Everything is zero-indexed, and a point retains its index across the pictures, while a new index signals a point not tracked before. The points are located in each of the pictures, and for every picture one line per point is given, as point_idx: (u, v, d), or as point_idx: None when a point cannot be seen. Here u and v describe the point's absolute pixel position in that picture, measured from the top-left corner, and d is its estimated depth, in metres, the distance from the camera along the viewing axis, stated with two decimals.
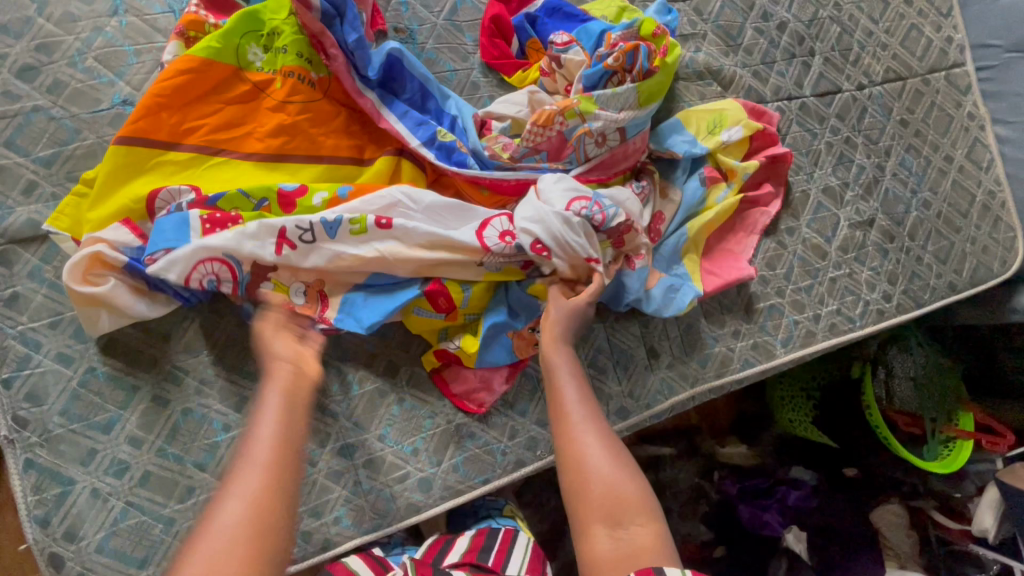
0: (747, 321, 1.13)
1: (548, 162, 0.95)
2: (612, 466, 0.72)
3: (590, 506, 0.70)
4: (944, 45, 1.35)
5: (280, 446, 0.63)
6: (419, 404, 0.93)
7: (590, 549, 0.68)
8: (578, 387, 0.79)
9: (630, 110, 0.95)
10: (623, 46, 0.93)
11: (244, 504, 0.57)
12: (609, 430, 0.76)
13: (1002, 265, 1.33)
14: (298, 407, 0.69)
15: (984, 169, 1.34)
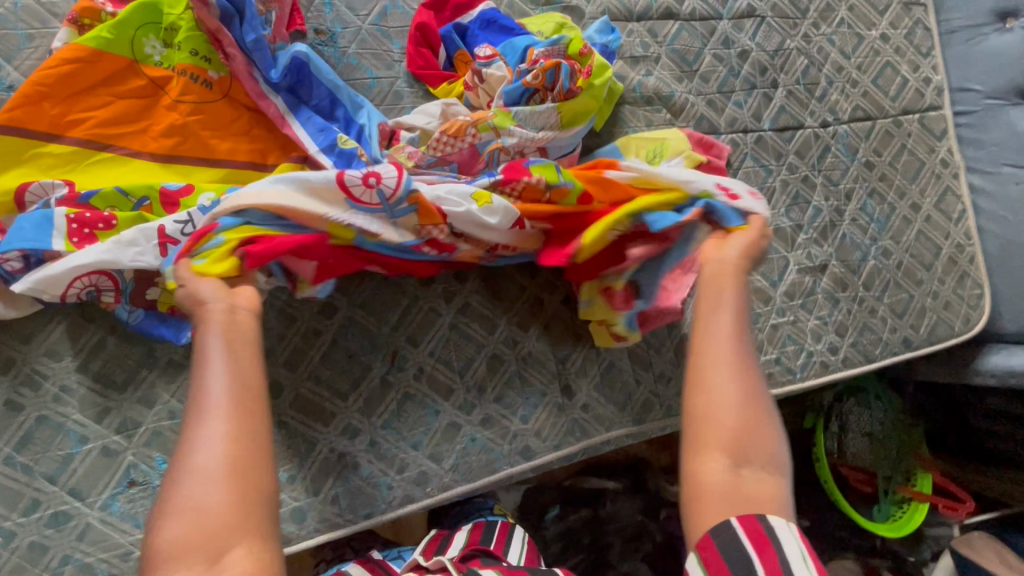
0: (675, 365, 1.07)
1: (458, 174, 0.90)
2: (747, 408, 0.66)
3: (715, 440, 0.65)
4: (921, 86, 1.27)
5: (237, 386, 0.61)
6: (301, 429, 0.88)
7: (702, 476, 0.63)
8: (733, 319, 0.72)
9: (551, 131, 0.91)
10: (544, 63, 0.89)
11: (224, 441, 0.57)
12: (751, 372, 0.70)
13: (965, 324, 1.25)
14: (244, 347, 0.65)
15: (954, 221, 1.26)
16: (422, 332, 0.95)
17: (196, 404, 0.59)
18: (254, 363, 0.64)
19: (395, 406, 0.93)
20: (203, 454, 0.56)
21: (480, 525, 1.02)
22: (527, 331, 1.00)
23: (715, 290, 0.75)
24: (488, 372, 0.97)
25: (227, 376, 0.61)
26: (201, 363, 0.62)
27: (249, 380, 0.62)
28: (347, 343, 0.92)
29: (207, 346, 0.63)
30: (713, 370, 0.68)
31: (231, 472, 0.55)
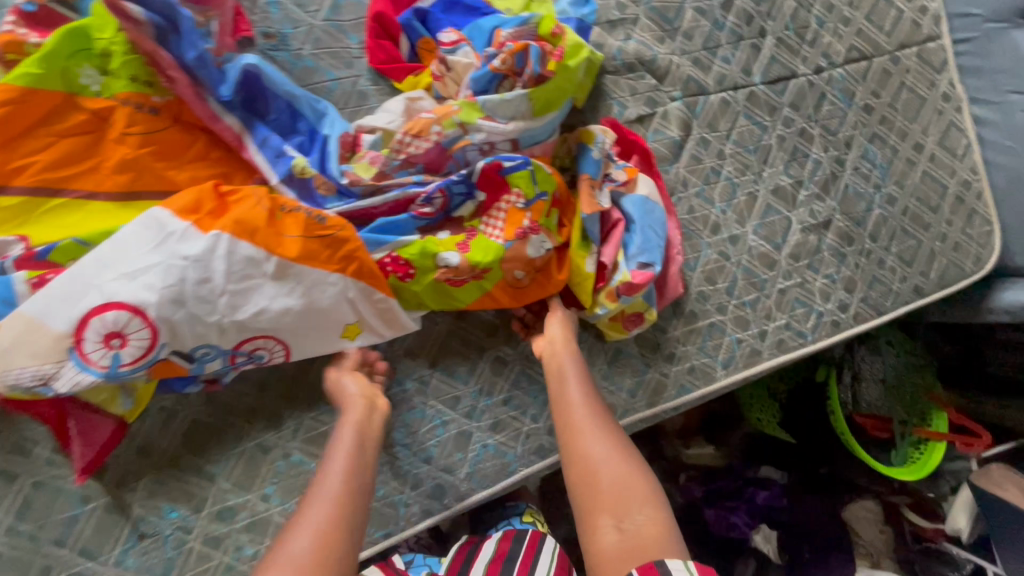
0: (683, 344, 1.04)
1: (425, 175, 0.85)
2: (619, 461, 0.75)
3: (598, 497, 0.72)
4: (918, 16, 1.19)
5: (347, 481, 0.70)
6: (308, 458, 0.85)
7: (597, 542, 0.68)
8: (583, 394, 0.84)
9: (522, 120, 0.86)
10: (511, 46, 0.82)
11: (311, 532, 0.63)
12: (618, 433, 0.80)
13: (976, 264, 1.21)
14: (371, 454, 0.76)
15: (960, 157, 1.21)
16: (420, 345, 0.92)
17: (311, 493, 0.69)
18: (369, 460, 0.75)
19: (402, 420, 0.90)
20: (296, 538, 0.63)
21: (509, 534, 0.99)
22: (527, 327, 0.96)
23: (557, 372, 0.87)
24: (493, 375, 0.94)
25: (342, 469, 0.71)
26: (332, 453, 0.74)
27: (357, 478, 0.71)
28: (343, 364, 0.88)
29: (341, 436, 0.76)
30: (578, 438, 0.79)
31: (317, 556, 0.61)
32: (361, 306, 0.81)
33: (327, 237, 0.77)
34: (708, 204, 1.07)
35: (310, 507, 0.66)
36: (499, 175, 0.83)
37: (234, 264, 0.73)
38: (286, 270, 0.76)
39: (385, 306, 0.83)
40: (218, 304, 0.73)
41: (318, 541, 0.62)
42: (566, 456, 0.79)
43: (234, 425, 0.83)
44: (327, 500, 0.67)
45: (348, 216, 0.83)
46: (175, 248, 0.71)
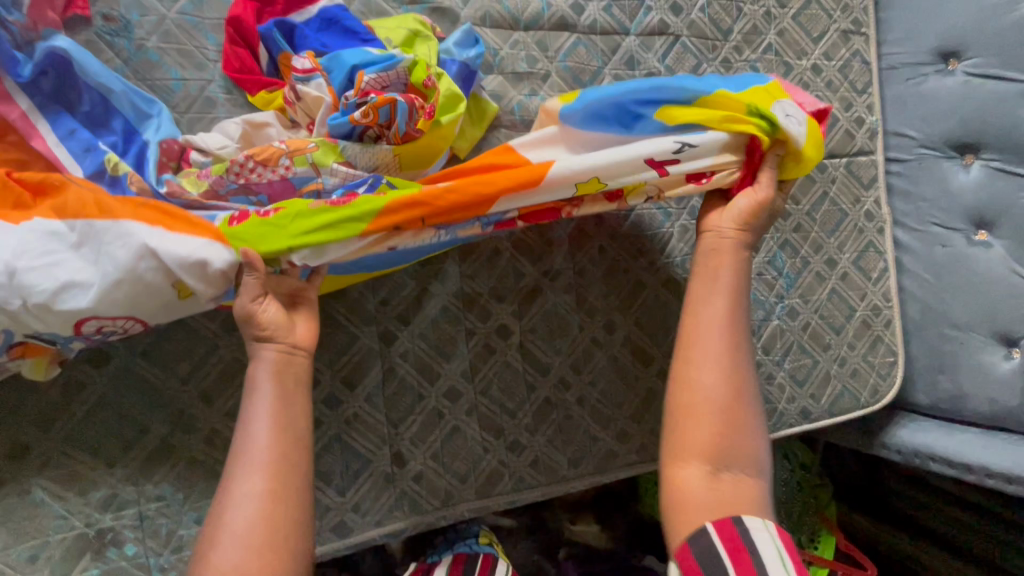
0: (531, 433, 0.95)
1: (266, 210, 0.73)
2: (731, 400, 0.67)
3: (698, 435, 0.65)
4: (853, 127, 1.13)
5: (276, 436, 0.61)
6: (50, 499, 0.74)
7: (681, 479, 0.64)
8: (727, 307, 0.71)
9: (386, 174, 0.74)
10: (376, 96, 0.70)
11: (257, 498, 0.58)
12: (745, 364, 0.70)
13: (873, 395, 1.14)
14: (293, 387, 0.65)
15: (873, 280, 1.14)
16: (219, 388, 0.80)
17: (237, 455, 0.60)
18: (301, 406, 0.64)
19: (179, 471, 0.78)
20: (240, 502, 0.57)
21: (461, 557, 0.99)
22: (352, 389, 0.87)
23: (708, 273, 0.74)
24: None
25: (270, 424, 0.61)
26: (249, 401, 0.62)
27: (290, 431, 0.62)
28: (119, 398, 0.77)
29: (256, 387, 0.63)
30: (705, 362, 0.69)
31: (261, 529, 0.57)
32: (164, 246, 0.63)
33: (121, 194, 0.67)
34: (591, 284, 0.98)
35: (239, 478, 0.59)
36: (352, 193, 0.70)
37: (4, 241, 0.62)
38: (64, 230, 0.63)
39: (207, 254, 0.64)
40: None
41: (260, 512, 0.57)
42: (674, 369, 0.70)
43: None
44: (256, 467, 0.59)
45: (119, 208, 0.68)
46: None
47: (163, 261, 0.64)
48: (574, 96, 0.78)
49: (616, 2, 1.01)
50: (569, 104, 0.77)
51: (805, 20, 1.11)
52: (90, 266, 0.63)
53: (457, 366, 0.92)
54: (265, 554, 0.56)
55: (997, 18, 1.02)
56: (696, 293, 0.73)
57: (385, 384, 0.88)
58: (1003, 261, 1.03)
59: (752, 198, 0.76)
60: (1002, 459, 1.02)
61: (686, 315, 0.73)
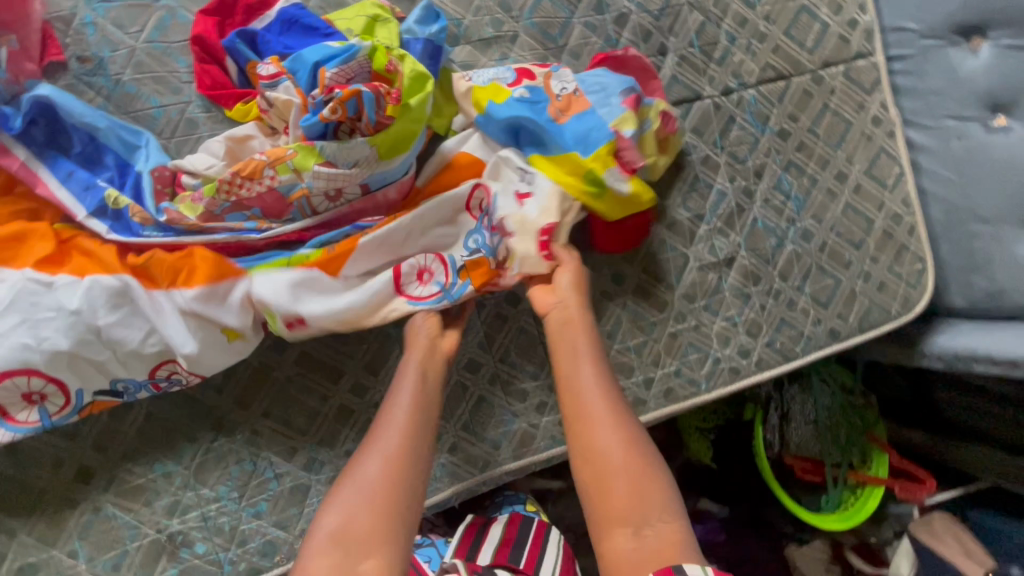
0: (556, 392, 0.96)
1: (263, 219, 0.77)
2: (623, 453, 0.68)
3: (608, 503, 0.66)
4: (846, 30, 1.08)
5: (414, 408, 0.71)
6: (120, 512, 0.81)
7: (612, 549, 0.64)
8: (594, 373, 0.75)
9: (368, 166, 0.76)
10: (341, 91, 0.71)
11: (385, 458, 0.65)
12: (631, 418, 0.72)
13: (904, 305, 1.10)
14: (432, 379, 0.75)
15: (890, 187, 1.09)
16: (252, 391, 0.85)
17: (378, 422, 0.70)
18: (434, 394, 0.75)
19: (231, 472, 0.84)
20: (366, 462, 0.65)
21: (516, 518, 1.04)
22: (376, 374, 0.89)
23: (569, 349, 0.78)
24: (336, 425, 0.88)
25: (411, 398, 0.72)
26: (395, 384, 0.74)
27: (422, 409, 0.72)
28: (163, 413, 0.83)
29: (406, 370, 0.75)
30: (603, 424, 0.70)
31: (388, 482, 0.64)
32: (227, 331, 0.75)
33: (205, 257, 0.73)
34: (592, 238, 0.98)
35: (377, 437, 0.68)
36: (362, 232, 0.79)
37: (94, 301, 0.71)
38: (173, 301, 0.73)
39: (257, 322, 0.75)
40: (85, 337, 0.71)
41: (386, 467, 0.65)
42: (574, 448, 0.71)
43: (39, 476, 0.79)
44: (394, 430, 0.69)
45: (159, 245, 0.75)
46: (41, 303, 0.70)
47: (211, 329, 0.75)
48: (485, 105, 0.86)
49: None
50: (481, 112, 0.86)
51: None
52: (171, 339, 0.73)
53: (473, 339, 0.94)
54: (384, 501, 0.62)
55: None
56: (564, 368, 0.77)
57: None
58: None
59: (570, 271, 0.82)
60: None
61: (563, 396, 0.75)
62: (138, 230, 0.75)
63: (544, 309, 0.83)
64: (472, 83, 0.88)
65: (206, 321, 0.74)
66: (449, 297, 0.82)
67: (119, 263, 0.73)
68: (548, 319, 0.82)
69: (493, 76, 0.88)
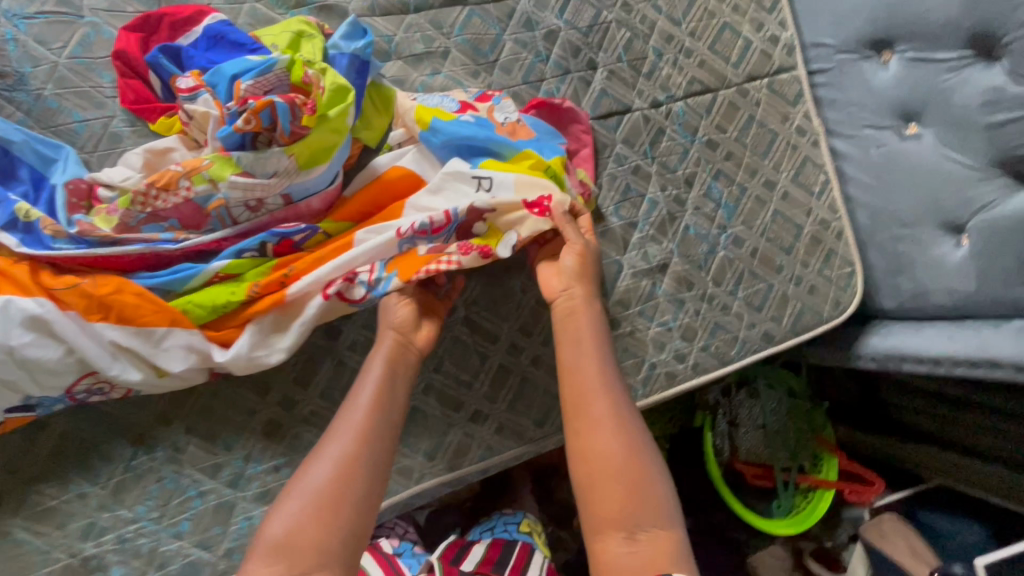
0: (491, 401, 0.96)
1: (182, 230, 0.77)
2: (625, 456, 0.70)
3: (602, 509, 0.67)
4: (768, 46, 1.13)
5: (373, 410, 0.71)
6: (30, 536, 0.78)
7: (605, 552, 0.66)
8: (603, 370, 0.77)
9: (287, 176, 0.77)
10: (254, 102, 0.72)
11: (333, 462, 0.65)
12: (636, 423, 0.74)
13: (835, 308, 1.13)
14: (400, 380, 0.76)
15: (816, 194, 1.13)
16: (176, 406, 0.84)
17: (338, 420, 0.70)
18: (399, 394, 0.75)
19: (151, 491, 0.82)
20: (317, 467, 0.65)
21: (498, 542, 1.06)
22: (306, 387, 0.89)
23: (573, 339, 0.80)
24: (264, 440, 0.87)
25: (370, 400, 0.71)
26: (361, 383, 0.74)
27: (381, 409, 0.71)
28: (79, 432, 0.81)
29: (371, 368, 0.75)
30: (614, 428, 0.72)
31: (335, 485, 0.63)
32: (154, 354, 0.75)
33: (142, 296, 0.74)
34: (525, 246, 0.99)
35: (332, 439, 0.67)
36: (296, 248, 0.81)
37: (9, 322, 0.69)
38: (105, 336, 0.73)
39: (186, 348, 0.76)
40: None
41: (336, 470, 0.64)
42: (571, 446, 0.73)
43: None
44: (350, 432, 0.68)
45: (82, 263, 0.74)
46: None
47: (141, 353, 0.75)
48: (431, 121, 0.87)
49: None
50: (427, 130, 0.87)
51: None
52: (99, 361, 0.73)
53: None
54: (333, 510, 0.62)
55: None
56: (568, 362, 0.79)
57: (338, 377, 0.90)
58: (935, 149, 1.00)
59: (575, 253, 0.84)
60: (966, 345, 0.99)
61: (566, 391, 0.77)
62: (50, 243, 0.73)
63: (552, 297, 0.85)
64: (415, 103, 0.89)
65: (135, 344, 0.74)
66: (376, 292, 0.80)
67: (35, 282, 0.72)
68: (556, 307, 0.84)
69: (438, 103, 0.90)
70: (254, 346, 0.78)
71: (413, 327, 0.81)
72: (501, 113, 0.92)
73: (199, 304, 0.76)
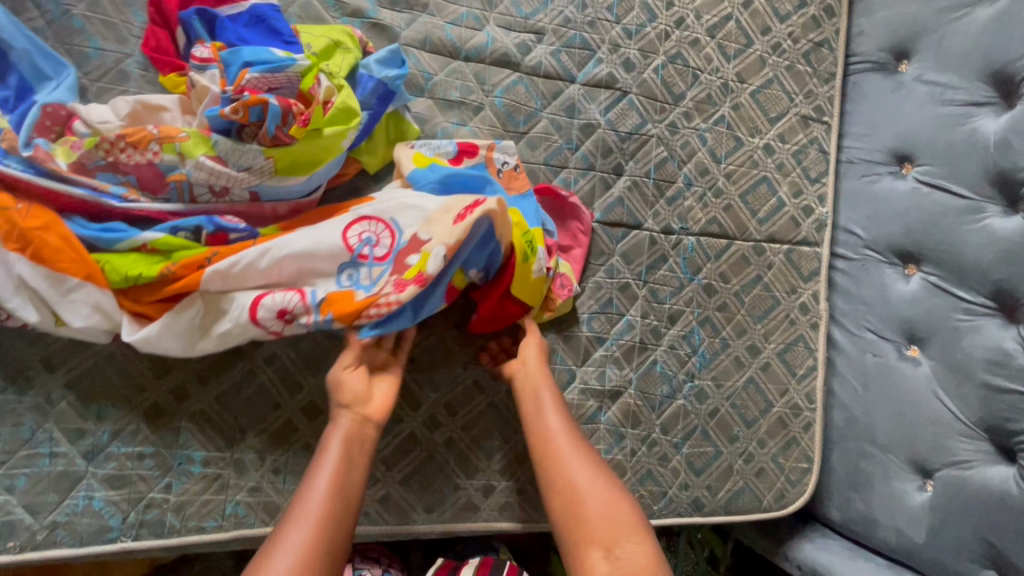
0: (386, 467, 0.89)
1: (138, 189, 0.74)
2: (601, 483, 0.74)
3: (587, 524, 0.70)
4: (799, 214, 1.09)
5: (333, 496, 0.64)
6: None
7: (588, 570, 0.66)
8: (561, 415, 0.83)
9: (260, 175, 0.74)
10: (249, 96, 0.71)
11: (295, 548, 0.58)
12: (597, 457, 0.78)
13: (777, 500, 1.05)
14: (356, 462, 0.69)
15: (798, 377, 1.07)
16: (65, 357, 0.79)
17: (293, 508, 0.63)
18: (357, 482, 0.68)
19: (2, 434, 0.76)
20: (274, 558, 0.57)
21: (489, 561, 0.93)
22: (204, 384, 0.84)
23: (530, 394, 0.85)
24: (139, 422, 0.81)
25: (329, 484, 0.65)
26: (314, 467, 0.67)
27: (343, 497, 0.65)
28: None
29: (326, 452, 0.69)
30: (564, 470, 0.76)
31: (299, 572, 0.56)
32: (56, 303, 0.69)
33: (66, 240, 0.69)
34: None
35: (289, 528, 0.60)
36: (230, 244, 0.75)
37: None
38: (14, 269, 0.68)
39: (93, 306, 0.71)
40: None
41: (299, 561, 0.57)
42: (542, 482, 0.77)
43: None
44: (308, 520, 0.61)
45: (24, 189, 0.70)
46: None
47: (43, 298, 0.69)
48: (426, 164, 0.86)
49: (565, 49, 1.01)
50: (422, 169, 0.85)
51: (764, 99, 1.09)
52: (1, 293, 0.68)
53: (322, 382, 0.87)
54: None
55: (953, 128, 0.95)
56: (528, 415, 0.84)
57: (242, 386, 0.85)
58: (927, 383, 0.94)
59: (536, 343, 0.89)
60: None
61: (529, 437, 0.82)
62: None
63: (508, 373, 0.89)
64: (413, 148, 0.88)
65: (39, 289, 0.68)
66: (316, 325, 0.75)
67: None
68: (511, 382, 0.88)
69: (436, 148, 0.89)
70: (166, 333, 0.73)
71: (365, 400, 0.75)
72: (499, 154, 0.92)
73: (119, 267, 0.71)
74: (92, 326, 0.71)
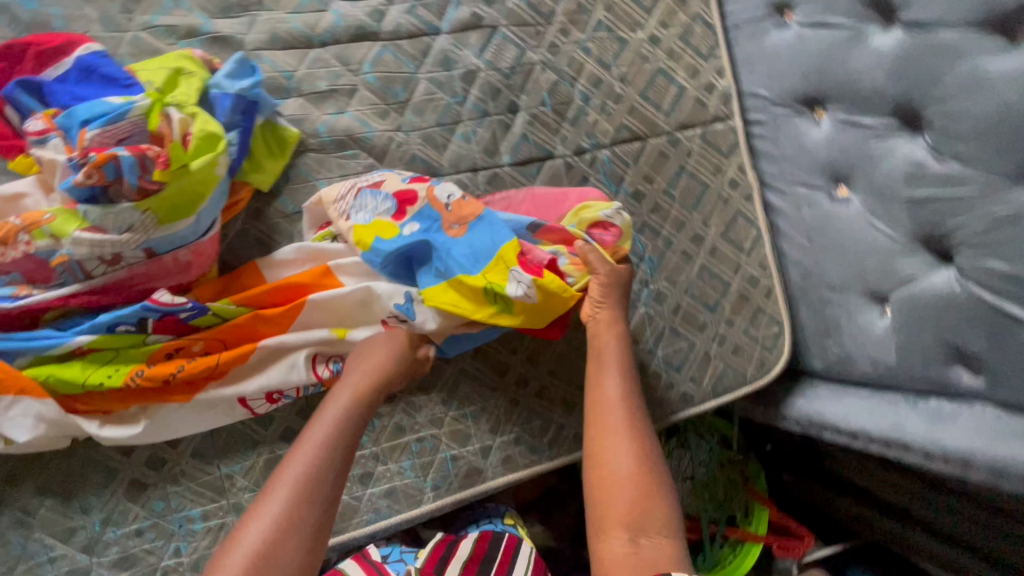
0: (382, 463, 0.91)
1: (28, 284, 0.72)
2: (636, 466, 0.72)
3: (615, 506, 0.69)
4: (702, 94, 1.08)
5: (334, 433, 0.71)
6: None
7: (605, 552, 0.67)
8: (622, 387, 0.80)
9: (144, 231, 0.72)
10: (97, 156, 0.68)
11: (290, 480, 0.66)
12: (650, 439, 0.76)
13: (760, 369, 1.09)
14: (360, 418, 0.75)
15: (746, 250, 1.09)
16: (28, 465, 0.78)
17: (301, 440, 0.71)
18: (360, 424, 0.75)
19: None
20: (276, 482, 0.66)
21: (487, 535, 0.91)
22: (177, 446, 0.83)
23: (597, 359, 0.83)
24: (126, 502, 0.81)
25: (331, 424, 0.72)
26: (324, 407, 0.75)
27: (344, 441, 0.72)
28: None
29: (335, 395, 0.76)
30: (608, 441, 0.75)
31: (292, 500, 0.64)
32: None
33: None
34: None
35: (294, 456, 0.69)
36: (181, 323, 0.78)
37: None
38: None
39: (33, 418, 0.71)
40: None
41: (292, 487, 0.65)
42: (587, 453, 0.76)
43: None
44: (310, 450, 0.69)
45: None
46: None
47: None
48: (371, 241, 0.83)
49: (420, 3, 0.96)
50: (369, 247, 0.83)
51: None
52: None
53: (292, 406, 0.87)
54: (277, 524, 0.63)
55: None
56: (592, 375, 0.82)
57: (215, 435, 0.84)
58: (861, 216, 0.96)
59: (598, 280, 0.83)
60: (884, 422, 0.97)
61: (589, 402, 0.81)
62: None
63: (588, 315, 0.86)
64: (352, 220, 0.84)
65: None
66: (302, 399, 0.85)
67: None
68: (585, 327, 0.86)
69: (374, 208, 0.85)
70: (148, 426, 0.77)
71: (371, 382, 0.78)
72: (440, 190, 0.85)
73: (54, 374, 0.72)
74: (38, 436, 0.71)
